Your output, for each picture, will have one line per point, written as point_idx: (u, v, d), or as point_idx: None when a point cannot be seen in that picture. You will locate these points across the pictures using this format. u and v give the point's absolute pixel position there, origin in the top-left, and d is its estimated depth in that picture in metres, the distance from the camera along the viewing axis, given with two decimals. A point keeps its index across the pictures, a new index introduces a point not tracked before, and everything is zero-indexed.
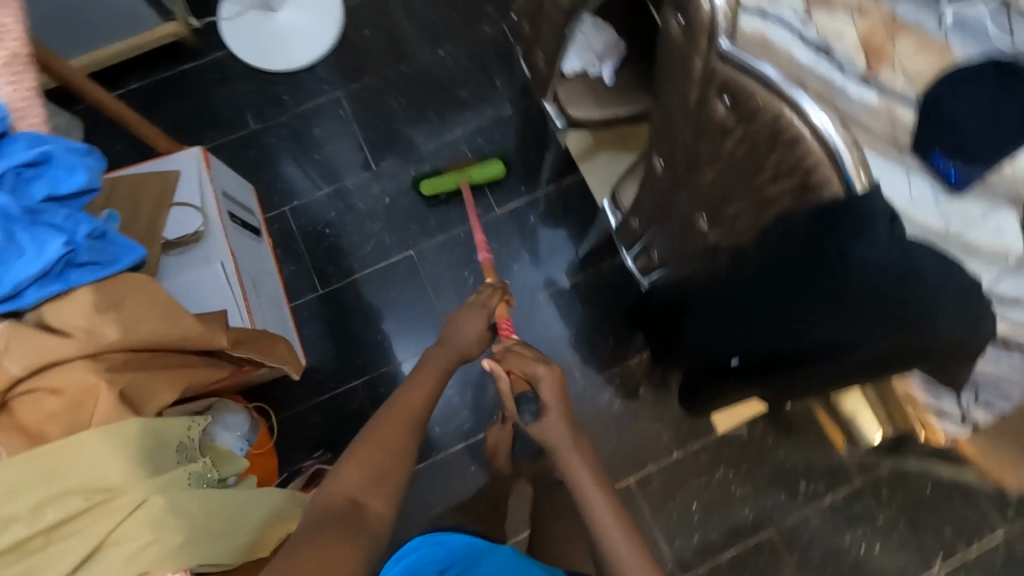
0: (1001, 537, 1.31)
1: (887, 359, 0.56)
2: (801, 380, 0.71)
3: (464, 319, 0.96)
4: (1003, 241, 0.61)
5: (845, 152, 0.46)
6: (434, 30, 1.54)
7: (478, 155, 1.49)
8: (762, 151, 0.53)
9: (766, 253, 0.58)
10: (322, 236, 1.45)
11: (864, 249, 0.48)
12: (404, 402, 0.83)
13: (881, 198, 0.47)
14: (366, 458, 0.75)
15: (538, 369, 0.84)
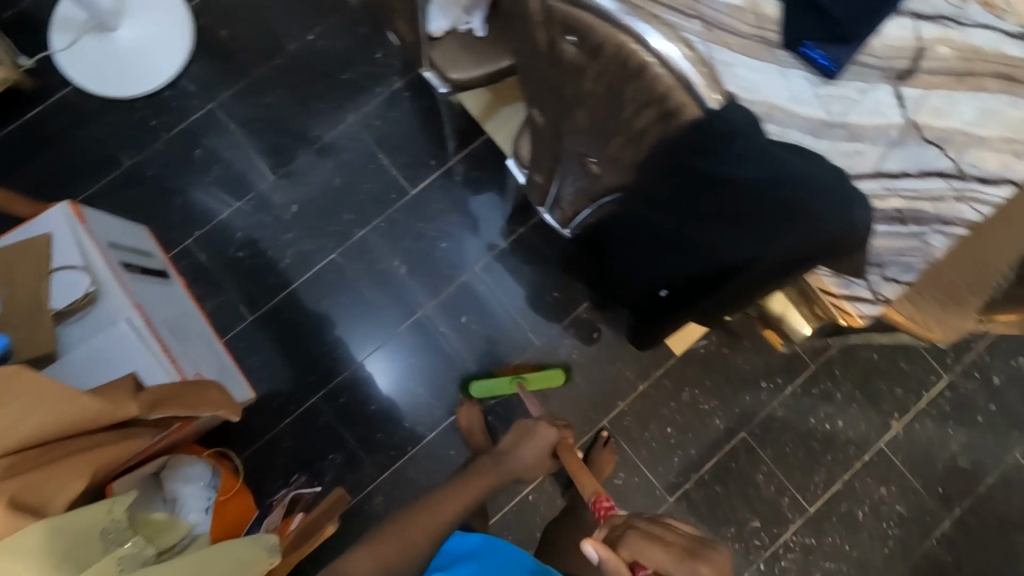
0: (944, 383, 1.41)
1: (783, 265, 0.58)
2: (723, 297, 0.72)
3: (532, 439, 1.17)
4: (880, 116, 0.71)
5: (692, 72, 0.43)
6: (297, 13, 1.42)
7: (377, 137, 1.41)
8: (618, 84, 0.49)
9: (649, 186, 0.57)
10: (235, 261, 1.36)
11: (728, 167, 0.48)
12: (432, 509, 1.04)
13: (738, 111, 0.45)
14: (386, 539, 0.99)
15: (701, 573, 0.59)
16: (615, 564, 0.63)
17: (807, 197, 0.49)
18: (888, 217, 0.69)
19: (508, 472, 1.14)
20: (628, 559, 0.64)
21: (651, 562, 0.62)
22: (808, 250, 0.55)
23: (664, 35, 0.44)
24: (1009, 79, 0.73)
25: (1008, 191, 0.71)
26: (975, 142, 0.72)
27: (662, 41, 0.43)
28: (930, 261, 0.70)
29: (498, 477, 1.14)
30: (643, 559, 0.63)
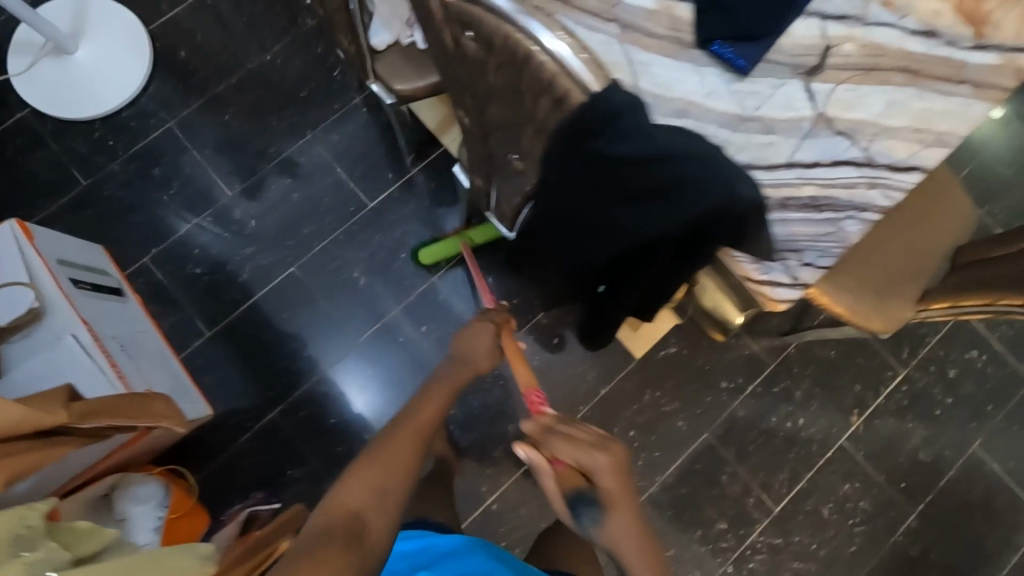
0: (900, 377, 1.44)
1: (687, 245, 0.60)
2: (648, 283, 0.72)
3: (475, 333, 0.92)
4: (792, 109, 0.74)
5: (571, 58, 0.46)
6: (255, 34, 1.45)
7: (336, 151, 1.42)
8: (514, 73, 0.52)
9: (555, 169, 0.59)
10: (193, 277, 1.36)
11: (618, 145, 0.50)
12: (414, 418, 0.77)
13: (620, 93, 0.47)
14: (373, 462, 0.70)
15: (595, 458, 0.66)
16: (540, 463, 0.69)
17: (687, 164, 0.50)
18: (802, 204, 0.72)
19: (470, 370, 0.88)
20: (548, 457, 0.69)
21: (563, 459, 0.68)
22: (705, 230, 0.57)
23: (550, 28, 0.47)
24: (912, 73, 0.77)
25: (918, 178, 0.74)
26: (885, 132, 0.75)
27: (553, 40, 0.47)
28: (846, 245, 0.72)
29: (464, 376, 0.87)
30: (561, 457, 0.68)
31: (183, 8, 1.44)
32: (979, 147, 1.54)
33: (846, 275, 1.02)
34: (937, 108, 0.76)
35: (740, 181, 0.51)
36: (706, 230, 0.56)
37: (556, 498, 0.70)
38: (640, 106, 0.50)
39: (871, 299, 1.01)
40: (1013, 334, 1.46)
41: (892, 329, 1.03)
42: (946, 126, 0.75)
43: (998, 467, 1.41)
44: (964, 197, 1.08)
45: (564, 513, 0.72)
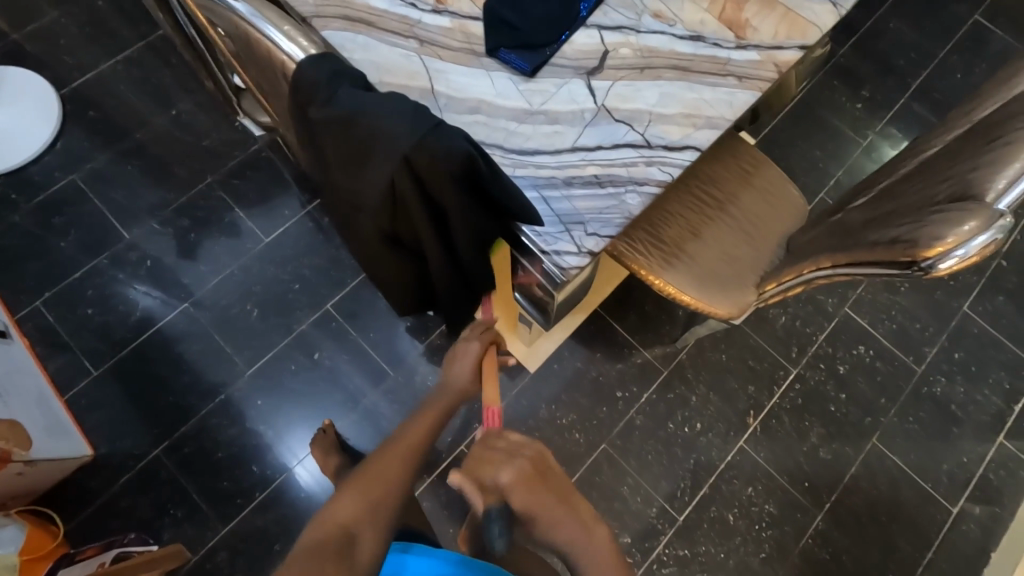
0: (794, 376, 1.46)
1: (429, 206, 0.65)
2: (437, 261, 0.76)
3: (462, 357, 0.89)
4: (575, 103, 0.83)
5: (282, 43, 0.62)
6: (162, 92, 1.56)
7: (234, 193, 1.50)
8: (270, 70, 0.67)
9: (313, 153, 0.69)
10: (85, 318, 1.38)
11: (325, 110, 0.60)
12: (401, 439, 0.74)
13: (318, 68, 0.60)
14: (368, 490, 0.65)
15: (503, 473, 0.69)
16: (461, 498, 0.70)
17: (382, 123, 0.58)
18: (586, 182, 0.79)
19: (455, 392, 0.85)
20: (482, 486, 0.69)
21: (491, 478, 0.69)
22: (432, 186, 0.62)
23: (276, 27, 0.63)
24: (683, 70, 0.87)
25: (692, 156, 0.82)
26: (660, 119, 0.83)
27: (291, 45, 0.62)
28: (628, 216, 0.78)
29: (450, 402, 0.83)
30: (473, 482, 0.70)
31: (94, 73, 1.56)
32: (846, 159, 1.67)
33: (684, 267, 1.08)
34: (706, 97, 0.85)
35: (431, 135, 0.58)
36: (431, 183, 0.61)
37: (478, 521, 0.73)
38: (357, 82, 0.62)
39: (713, 288, 1.07)
40: (896, 329, 1.51)
41: (738, 314, 1.07)
42: (714, 112, 0.85)
43: (899, 460, 1.41)
44: (793, 191, 1.16)
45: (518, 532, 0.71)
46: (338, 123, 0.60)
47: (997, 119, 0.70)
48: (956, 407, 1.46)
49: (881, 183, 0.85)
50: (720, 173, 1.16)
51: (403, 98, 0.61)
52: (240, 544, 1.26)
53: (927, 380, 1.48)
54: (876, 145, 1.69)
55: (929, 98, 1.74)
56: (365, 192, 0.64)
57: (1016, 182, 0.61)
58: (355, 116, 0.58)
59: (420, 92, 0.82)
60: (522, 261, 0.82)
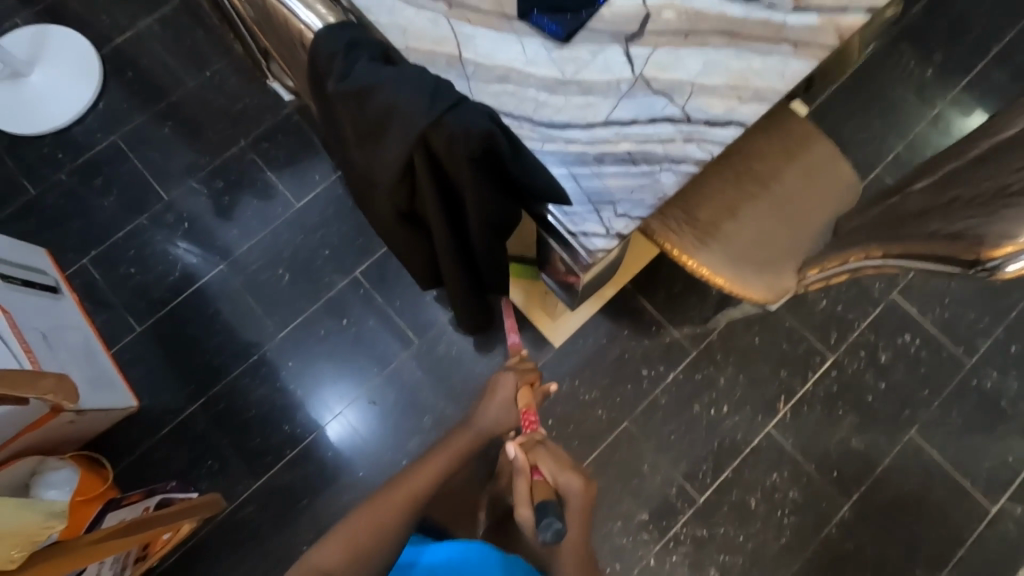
0: (830, 362, 1.40)
1: (446, 183, 0.62)
2: (457, 237, 0.74)
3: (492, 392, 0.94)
4: (609, 72, 0.78)
5: (299, 10, 0.60)
6: (196, 53, 1.56)
7: (266, 157, 1.50)
8: (290, 38, 0.65)
9: (332, 126, 0.67)
10: (128, 277, 1.44)
11: (337, 82, 0.58)
12: (405, 481, 0.82)
13: (332, 37, 0.58)
14: (352, 542, 0.73)
15: (570, 482, 0.83)
16: (526, 468, 0.81)
17: (394, 96, 0.55)
18: (618, 158, 0.75)
19: (477, 435, 0.90)
20: (530, 464, 0.83)
21: (547, 470, 0.83)
22: (449, 163, 0.59)
23: None
24: (731, 35, 0.80)
25: (735, 132, 0.76)
26: (702, 90, 0.77)
27: (309, 14, 0.60)
28: (660, 197, 0.74)
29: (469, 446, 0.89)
30: (543, 467, 0.84)
31: (130, 33, 1.57)
32: (908, 130, 1.54)
33: (719, 248, 1.03)
34: (755, 67, 0.78)
35: (447, 111, 0.55)
36: (448, 162, 0.59)
37: (527, 507, 0.80)
38: (374, 54, 0.59)
39: (749, 271, 1.01)
40: (947, 318, 1.42)
41: (773, 300, 1.02)
42: (763, 83, 0.78)
43: (937, 454, 1.36)
44: (846, 169, 1.08)
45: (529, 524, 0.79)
46: (353, 95, 0.57)
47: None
48: (1006, 403, 1.38)
49: (945, 167, 0.78)
50: (765, 147, 1.08)
51: (421, 69, 0.58)
52: (269, 497, 1.33)
53: (976, 372, 1.39)
54: (944, 115, 1.54)
55: (1011, 63, 1.57)
56: (378, 168, 0.62)
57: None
58: (370, 88, 0.56)
59: (446, 59, 0.78)
60: (548, 240, 0.79)
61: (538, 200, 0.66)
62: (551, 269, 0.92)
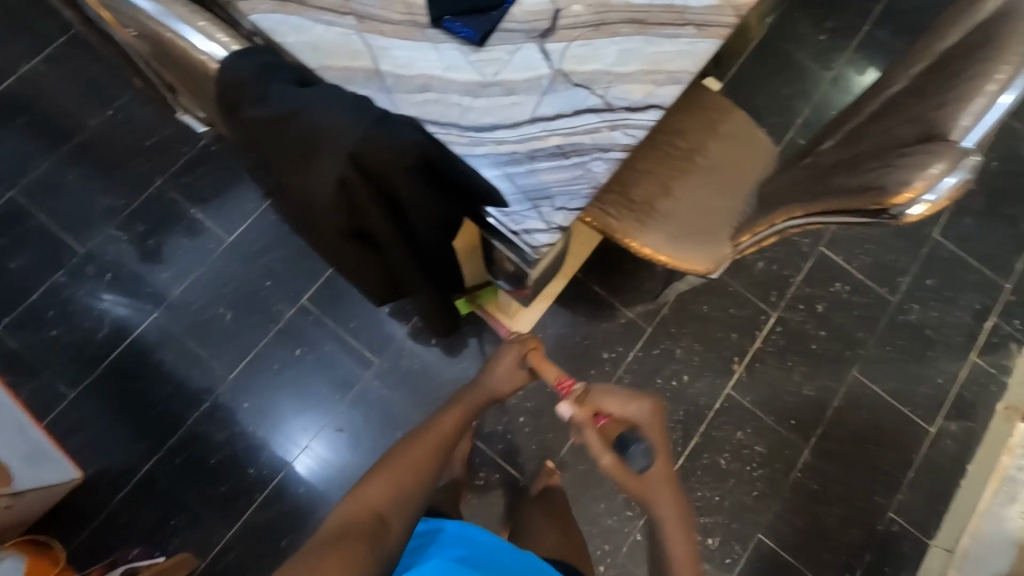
0: (774, 319, 1.48)
1: (386, 195, 0.62)
2: (403, 248, 0.74)
3: (502, 359, 0.91)
4: (528, 69, 0.79)
5: (197, 43, 0.59)
6: (94, 92, 1.45)
7: (188, 194, 1.43)
8: (196, 70, 0.64)
9: (256, 155, 0.65)
10: (51, 340, 1.33)
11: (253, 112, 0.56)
12: (435, 429, 0.87)
13: (236, 66, 0.57)
14: (395, 474, 0.80)
15: (637, 408, 0.81)
16: (586, 420, 0.81)
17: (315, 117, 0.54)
18: (549, 153, 0.76)
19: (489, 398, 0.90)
20: (591, 412, 0.82)
21: (609, 409, 0.82)
22: (386, 177, 0.58)
23: (193, 27, 0.60)
24: (639, 23, 0.82)
25: (655, 115, 0.79)
26: (620, 79, 0.80)
27: (210, 45, 0.59)
28: (595, 185, 0.76)
29: (480, 401, 0.91)
30: (605, 408, 0.82)
31: (15, 79, 1.45)
32: (814, 93, 1.64)
33: (658, 226, 1.07)
34: (667, 51, 0.81)
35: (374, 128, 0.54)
36: (384, 177, 0.58)
37: (607, 454, 0.79)
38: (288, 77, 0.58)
39: (689, 244, 1.06)
40: (870, 262, 1.54)
41: (715, 269, 1.06)
42: (676, 65, 0.81)
43: (879, 388, 1.46)
44: (762, 136, 1.14)
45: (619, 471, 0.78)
46: (271, 121, 0.57)
47: (953, 56, 0.68)
48: (930, 331, 1.51)
49: (848, 125, 0.84)
50: (687, 125, 1.13)
51: (338, 89, 0.57)
52: (246, 544, 1.26)
53: (901, 308, 1.52)
54: (843, 75, 1.66)
55: (894, 21, 1.70)
56: (312, 192, 0.61)
57: (981, 119, 0.60)
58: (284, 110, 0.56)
59: (365, 74, 0.76)
60: (494, 242, 0.79)
61: (477, 204, 0.66)
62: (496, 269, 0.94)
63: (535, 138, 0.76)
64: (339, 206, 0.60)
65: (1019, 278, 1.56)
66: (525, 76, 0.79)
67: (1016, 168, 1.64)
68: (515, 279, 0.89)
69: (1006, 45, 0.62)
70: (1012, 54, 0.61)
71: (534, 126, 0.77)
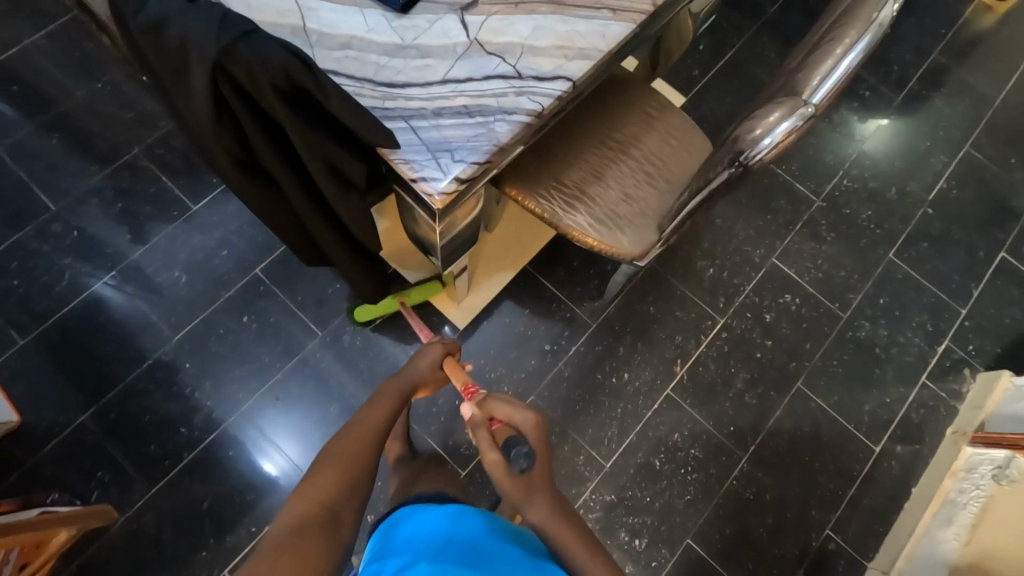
0: (720, 325, 1.49)
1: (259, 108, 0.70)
2: (295, 180, 0.80)
3: (424, 355, 0.98)
4: (446, 37, 0.84)
5: None
6: (87, 65, 1.55)
7: (161, 164, 1.50)
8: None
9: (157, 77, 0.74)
10: (10, 289, 1.38)
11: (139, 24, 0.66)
12: (366, 418, 0.84)
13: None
14: (344, 463, 0.76)
15: (525, 417, 0.80)
16: (481, 421, 0.82)
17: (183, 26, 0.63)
18: (455, 112, 0.80)
19: (412, 383, 0.94)
20: (487, 416, 0.83)
21: (503, 415, 0.82)
22: (255, 88, 0.66)
23: None
24: (557, 3, 0.88)
25: (562, 86, 0.83)
26: (532, 51, 0.85)
27: None
28: (495, 143, 0.80)
29: (405, 388, 0.93)
30: (499, 415, 0.82)
31: (16, 50, 1.55)
32: None
33: (587, 209, 1.10)
34: (579, 30, 0.87)
35: (240, 42, 0.63)
36: (253, 90, 0.66)
37: (492, 451, 0.78)
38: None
39: (616, 228, 1.09)
40: (822, 277, 1.55)
41: (641, 255, 1.09)
42: (587, 43, 0.86)
43: (823, 402, 1.45)
44: (698, 134, 1.18)
45: (499, 470, 0.77)
46: (154, 30, 0.64)
47: (820, 32, 0.75)
48: (879, 349, 1.50)
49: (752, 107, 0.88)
50: (625, 118, 1.17)
51: (214, 8, 0.65)
52: (170, 506, 1.27)
53: (851, 324, 1.51)
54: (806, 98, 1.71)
55: None
56: (194, 104, 0.69)
57: (827, 77, 0.66)
58: (166, 24, 0.63)
59: (291, 30, 0.82)
60: (405, 194, 0.85)
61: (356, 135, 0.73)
62: (417, 233, 0.98)
63: (444, 97, 0.81)
64: (217, 121, 0.69)
65: (974, 304, 1.56)
66: (442, 43, 0.84)
67: (976, 197, 1.66)
68: (432, 239, 0.94)
69: (856, 16, 0.69)
70: (856, 24, 0.68)
71: (444, 87, 0.81)
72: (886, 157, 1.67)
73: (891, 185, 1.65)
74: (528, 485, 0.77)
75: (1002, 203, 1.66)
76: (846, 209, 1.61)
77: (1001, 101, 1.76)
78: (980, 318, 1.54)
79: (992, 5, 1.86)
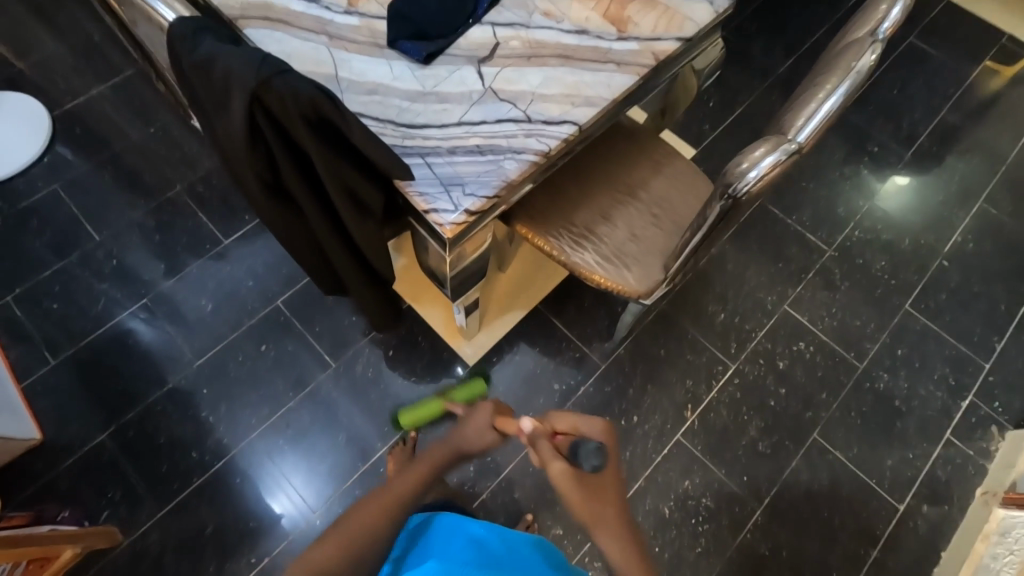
0: (731, 370, 1.47)
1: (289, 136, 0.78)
2: (315, 205, 0.87)
3: (474, 413, 0.83)
4: (463, 85, 0.92)
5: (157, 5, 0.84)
6: (144, 112, 1.71)
7: (199, 200, 1.61)
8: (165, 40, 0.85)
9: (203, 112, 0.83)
10: (49, 311, 1.47)
11: (192, 65, 0.75)
12: (388, 489, 0.77)
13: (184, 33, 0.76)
14: (349, 542, 0.70)
15: (591, 424, 0.79)
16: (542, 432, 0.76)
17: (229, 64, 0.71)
18: (467, 150, 0.87)
19: (457, 449, 0.80)
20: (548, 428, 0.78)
21: (566, 426, 0.79)
22: (286, 118, 0.74)
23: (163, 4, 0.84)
24: (567, 57, 0.96)
25: (568, 129, 0.90)
26: (541, 98, 0.92)
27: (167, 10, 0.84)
28: (503, 179, 0.85)
29: (445, 456, 0.80)
30: (560, 428, 0.79)
31: (82, 98, 1.72)
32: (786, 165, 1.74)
33: (594, 248, 1.14)
34: (586, 80, 0.94)
35: (275, 77, 0.71)
36: (284, 119, 0.74)
37: (557, 460, 0.73)
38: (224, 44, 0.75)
39: (622, 267, 1.12)
40: (837, 326, 1.53)
41: (647, 293, 1.12)
42: (593, 92, 0.93)
43: (841, 454, 1.40)
44: (703, 180, 1.23)
45: (569, 478, 0.71)
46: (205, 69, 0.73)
47: (805, 79, 0.82)
48: (900, 402, 1.46)
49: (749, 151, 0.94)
50: (632, 163, 1.23)
51: (257, 52, 0.74)
52: (175, 531, 1.28)
53: (868, 374, 1.48)
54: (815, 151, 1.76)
55: (867, 110, 1.83)
56: (232, 133, 0.77)
57: (811, 118, 0.73)
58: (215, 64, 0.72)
59: (324, 77, 0.91)
60: (418, 225, 0.90)
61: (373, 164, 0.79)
62: (428, 264, 1.03)
63: (458, 137, 0.88)
64: (250, 147, 0.76)
65: (998, 358, 1.51)
66: (458, 90, 0.92)
67: (994, 251, 1.64)
68: (443, 270, 0.98)
69: (836, 66, 0.77)
70: (837, 72, 0.76)
71: (459, 128, 0.88)
72: (899, 210, 1.69)
73: (905, 237, 1.65)
74: (596, 497, 0.72)
75: (1022, 257, 1.64)
76: (860, 259, 1.62)
77: (1014, 159, 1.78)
78: (1006, 374, 1.49)
79: (1000, 68, 1.91)
